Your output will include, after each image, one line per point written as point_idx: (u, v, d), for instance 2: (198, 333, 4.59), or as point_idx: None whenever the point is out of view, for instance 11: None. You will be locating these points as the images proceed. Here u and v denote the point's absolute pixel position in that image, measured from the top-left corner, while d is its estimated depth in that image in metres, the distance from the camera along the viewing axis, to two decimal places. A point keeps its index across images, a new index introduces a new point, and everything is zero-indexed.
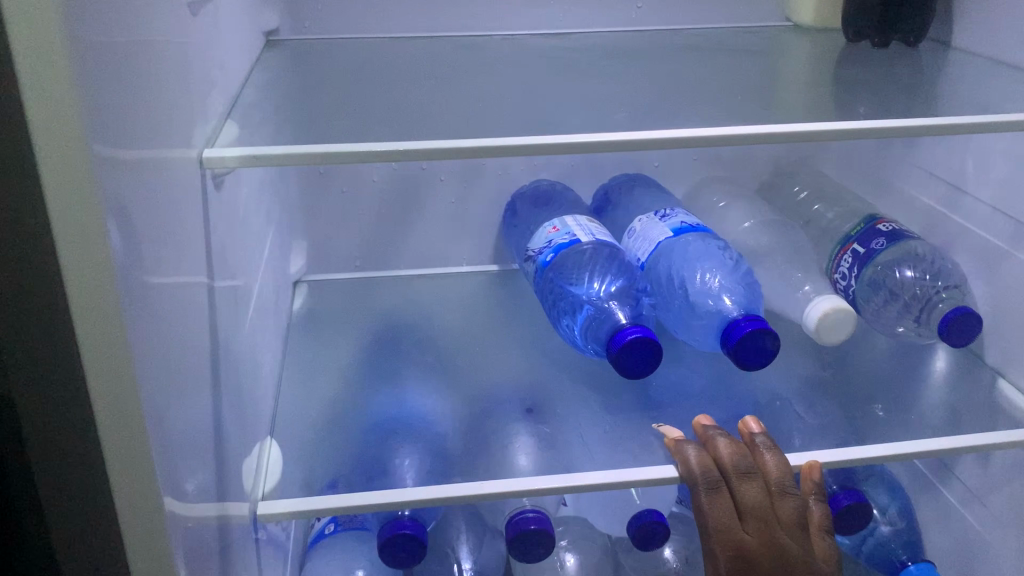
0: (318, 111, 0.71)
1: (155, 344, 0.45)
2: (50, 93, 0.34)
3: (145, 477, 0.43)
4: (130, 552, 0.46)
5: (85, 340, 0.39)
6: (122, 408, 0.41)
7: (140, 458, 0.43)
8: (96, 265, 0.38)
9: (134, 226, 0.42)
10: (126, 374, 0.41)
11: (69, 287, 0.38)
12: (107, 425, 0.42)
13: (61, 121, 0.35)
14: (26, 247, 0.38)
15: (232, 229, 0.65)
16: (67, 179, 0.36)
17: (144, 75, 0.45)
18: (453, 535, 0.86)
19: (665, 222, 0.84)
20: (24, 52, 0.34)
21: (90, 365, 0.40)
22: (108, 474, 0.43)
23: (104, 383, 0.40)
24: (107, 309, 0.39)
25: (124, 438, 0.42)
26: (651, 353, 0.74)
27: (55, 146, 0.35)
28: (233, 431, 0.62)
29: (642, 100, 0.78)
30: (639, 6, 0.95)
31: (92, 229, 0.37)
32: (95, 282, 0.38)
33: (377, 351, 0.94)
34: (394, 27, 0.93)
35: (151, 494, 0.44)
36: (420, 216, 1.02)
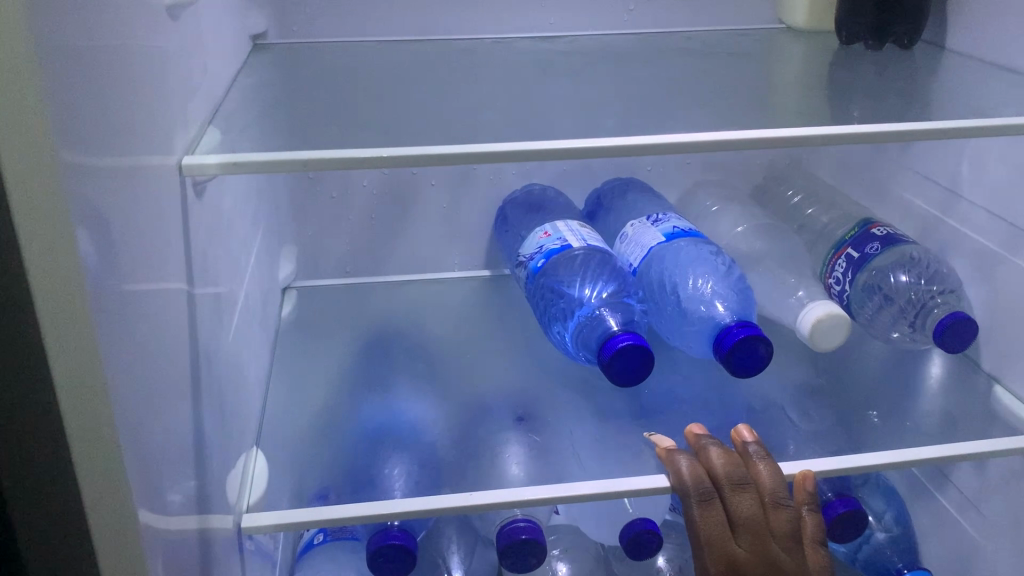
0: (303, 117, 0.70)
1: (131, 356, 0.44)
2: (14, 97, 0.33)
3: (119, 494, 0.42)
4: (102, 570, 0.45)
5: (55, 354, 0.38)
6: (94, 423, 0.40)
7: (115, 474, 0.42)
8: (67, 275, 0.37)
9: (107, 234, 0.41)
10: (98, 387, 0.40)
11: (38, 299, 0.37)
12: (80, 441, 0.40)
13: (27, 126, 0.34)
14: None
15: (215, 236, 0.64)
16: (34, 186, 0.35)
17: (118, 80, 0.44)
18: (443, 544, 0.85)
19: (657, 226, 0.83)
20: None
21: (62, 378, 0.39)
22: (81, 493, 0.42)
23: (73, 397, 0.39)
24: (76, 319, 0.38)
25: (95, 455, 0.41)
26: (643, 360, 0.73)
27: (22, 155, 0.34)
28: (216, 441, 0.61)
29: (634, 103, 0.77)
30: (630, 9, 0.94)
31: (61, 238, 0.36)
32: (66, 291, 0.37)
33: (366, 358, 0.93)
34: (383, 30, 0.92)
35: (126, 511, 0.43)
36: (410, 220, 1.01)
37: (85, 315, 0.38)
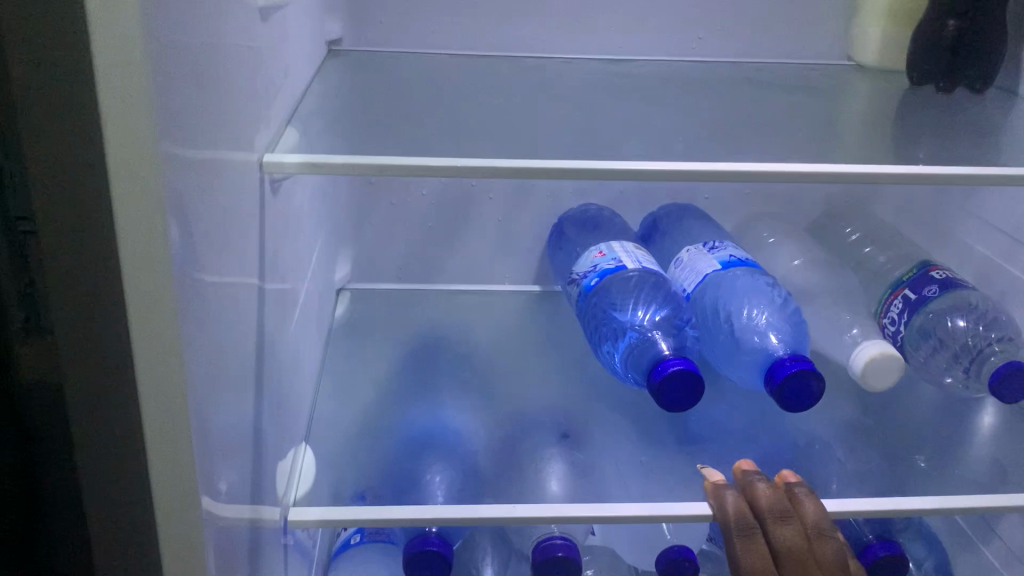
0: (377, 124, 0.72)
1: (203, 347, 0.45)
2: (127, 92, 0.34)
3: (186, 490, 0.44)
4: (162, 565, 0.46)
5: (142, 350, 0.39)
6: (171, 413, 0.42)
7: (184, 465, 0.43)
8: (161, 276, 0.38)
9: (189, 228, 0.42)
10: (173, 385, 0.41)
11: (127, 300, 0.38)
12: (151, 421, 0.41)
13: (131, 121, 0.35)
14: (83, 261, 0.37)
15: (285, 233, 0.65)
16: (136, 179, 0.36)
17: (213, 79, 0.45)
18: (478, 555, 0.85)
19: (713, 254, 0.84)
20: (102, 53, 0.33)
21: (145, 377, 0.40)
22: (151, 492, 0.43)
23: (146, 381, 0.40)
24: (155, 301, 0.39)
25: (171, 450, 0.42)
26: (693, 386, 0.73)
27: (118, 139, 0.35)
28: (271, 433, 0.62)
29: (700, 131, 0.78)
30: (698, 37, 0.95)
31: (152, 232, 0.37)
32: (159, 295, 0.38)
33: (414, 364, 0.94)
34: (455, 43, 0.93)
35: (189, 504, 0.44)
36: (466, 231, 1.02)
37: (172, 316, 0.39)
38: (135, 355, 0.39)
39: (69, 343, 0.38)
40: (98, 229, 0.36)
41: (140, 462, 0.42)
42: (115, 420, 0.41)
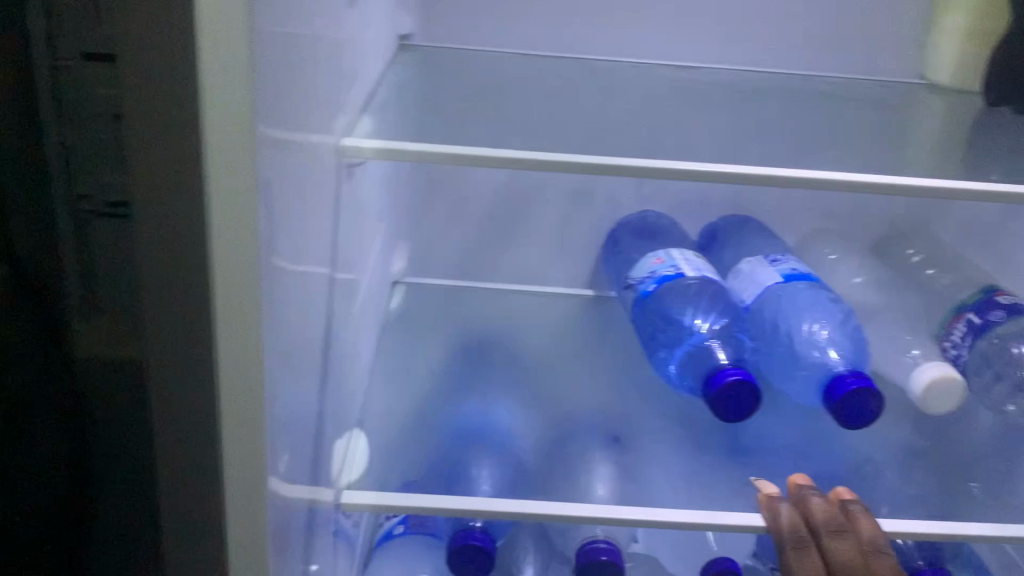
0: (449, 118, 0.72)
1: (280, 324, 0.45)
2: (229, 70, 0.34)
3: (255, 479, 0.43)
4: (228, 551, 0.45)
5: (224, 332, 0.39)
6: (246, 404, 0.41)
7: (255, 455, 0.43)
8: (248, 257, 0.38)
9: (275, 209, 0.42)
10: (251, 376, 0.40)
11: (214, 281, 0.38)
12: (227, 408, 0.41)
13: (229, 100, 0.34)
14: (177, 238, 0.37)
15: (354, 219, 0.66)
16: (232, 157, 0.35)
17: (304, 59, 0.46)
18: (520, 553, 0.85)
19: (774, 267, 0.83)
20: (208, 28, 0.33)
21: (224, 359, 0.40)
22: (222, 476, 0.43)
23: (227, 366, 0.40)
24: (241, 287, 0.38)
25: (243, 437, 0.42)
26: (750, 397, 0.72)
27: (218, 119, 0.35)
28: (330, 416, 0.62)
29: (768, 141, 0.77)
30: (768, 49, 0.94)
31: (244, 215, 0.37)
32: (243, 277, 0.38)
33: (465, 360, 0.94)
34: (524, 43, 0.94)
35: (258, 493, 0.44)
36: (523, 231, 1.02)
37: (256, 300, 0.39)
38: (217, 336, 0.39)
39: (155, 322, 0.38)
40: (188, 206, 0.36)
41: (214, 446, 0.42)
42: (193, 402, 0.41)
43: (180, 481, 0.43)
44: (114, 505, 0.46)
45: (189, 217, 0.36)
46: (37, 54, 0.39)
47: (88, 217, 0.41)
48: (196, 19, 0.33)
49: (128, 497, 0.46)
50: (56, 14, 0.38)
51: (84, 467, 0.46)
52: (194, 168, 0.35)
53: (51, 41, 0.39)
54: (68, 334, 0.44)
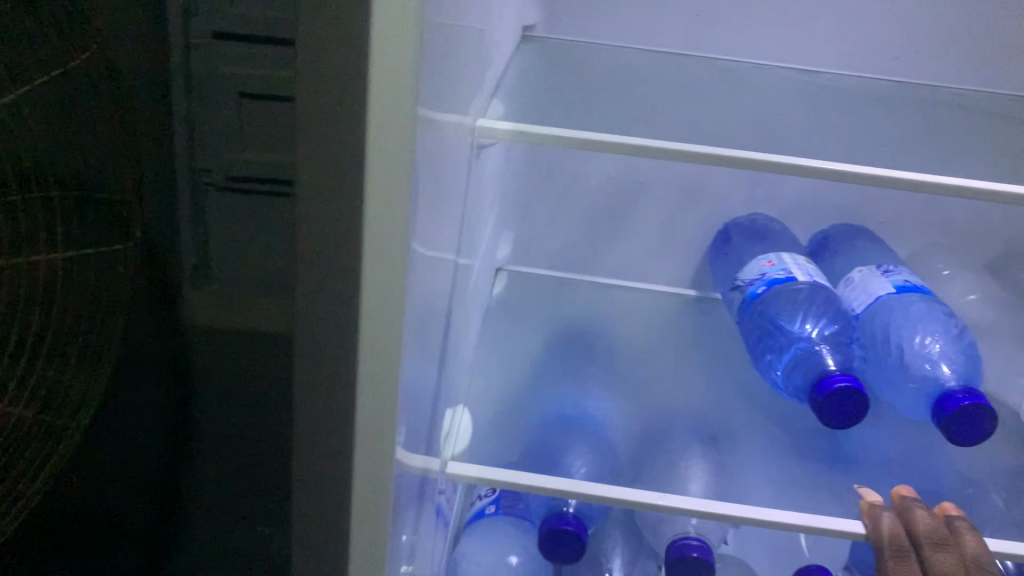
0: (572, 109, 0.74)
1: (420, 293, 0.47)
2: (397, 51, 0.33)
3: (382, 465, 0.43)
4: (351, 532, 0.46)
5: (367, 317, 0.38)
6: (382, 402, 0.41)
7: (387, 449, 0.42)
8: (399, 243, 0.37)
9: (422, 188, 0.41)
10: (390, 378, 0.40)
11: (362, 277, 0.37)
12: (364, 402, 0.41)
13: (395, 87, 0.33)
14: (330, 230, 0.37)
15: (477, 201, 0.68)
16: (392, 140, 0.34)
17: (457, 38, 0.48)
18: (608, 545, 0.86)
19: (887, 277, 0.81)
20: (379, 9, 0.32)
21: (365, 344, 0.39)
22: (352, 458, 0.43)
23: (367, 363, 0.40)
24: (391, 286, 0.38)
25: (376, 424, 0.41)
26: (858, 405, 0.72)
27: (383, 117, 0.34)
28: (444, 388, 0.64)
29: (893, 147, 0.76)
30: (894, 57, 0.92)
31: (399, 216, 0.36)
32: (392, 265, 0.37)
33: (564, 349, 0.95)
34: (644, 40, 0.95)
35: (384, 478, 0.43)
36: (628, 227, 1.03)
37: (403, 298, 0.38)
38: (361, 322, 0.39)
39: (309, 301, 0.39)
40: (351, 195, 0.36)
41: (347, 434, 0.42)
42: (333, 384, 0.41)
43: (315, 451, 0.44)
44: (209, 472, 0.51)
45: (347, 201, 0.36)
46: (175, 38, 0.39)
47: (207, 194, 0.43)
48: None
49: (223, 468, 0.50)
50: (193, 12, 0.38)
51: (184, 438, 0.51)
52: (352, 162, 0.35)
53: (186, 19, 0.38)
54: (179, 316, 0.48)
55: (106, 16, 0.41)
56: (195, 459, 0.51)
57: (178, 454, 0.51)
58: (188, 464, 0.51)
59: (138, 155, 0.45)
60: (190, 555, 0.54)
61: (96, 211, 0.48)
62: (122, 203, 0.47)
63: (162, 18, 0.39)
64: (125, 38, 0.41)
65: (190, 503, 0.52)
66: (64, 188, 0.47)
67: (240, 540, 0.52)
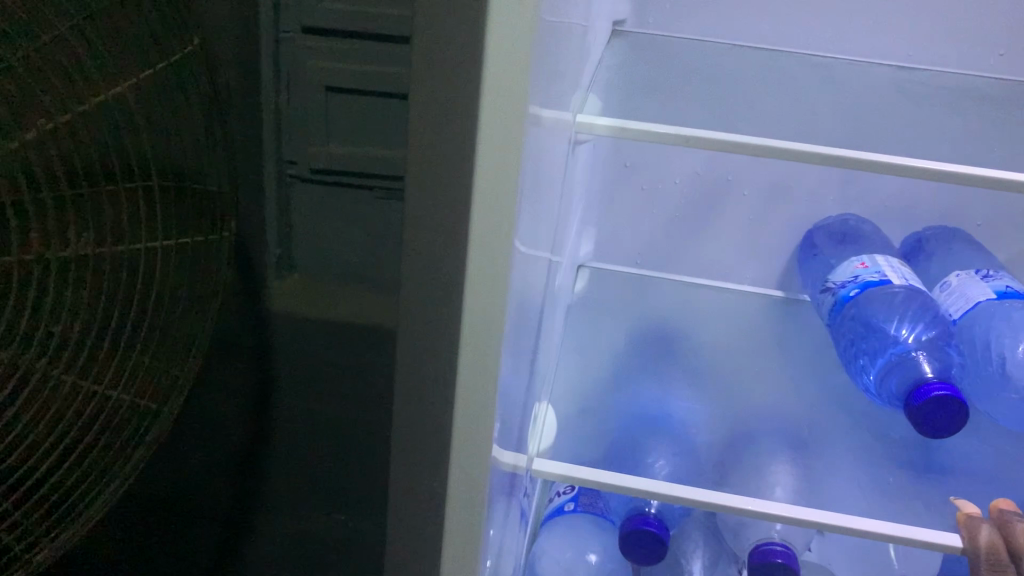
0: (665, 105, 0.73)
1: (521, 290, 0.47)
2: (514, 53, 0.32)
3: (479, 461, 0.43)
4: (443, 525, 0.46)
5: (469, 316, 0.38)
6: (480, 403, 0.41)
7: (482, 448, 0.43)
8: (504, 241, 0.36)
9: (529, 189, 0.40)
10: (490, 379, 0.40)
11: (466, 279, 0.37)
12: (463, 402, 0.41)
13: (510, 92, 0.33)
14: (437, 228, 0.37)
15: (569, 196, 0.67)
16: (501, 140, 0.34)
17: (563, 32, 0.48)
18: (689, 547, 0.85)
19: (987, 282, 0.79)
20: (495, 16, 0.31)
21: (467, 340, 0.39)
22: (449, 455, 0.43)
23: (468, 364, 0.40)
24: (495, 289, 0.37)
25: (474, 419, 0.41)
26: (957, 415, 0.69)
27: (496, 123, 0.34)
28: (533, 384, 0.64)
29: (1001, 147, 0.73)
30: (999, 54, 0.88)
31: (505, 221, 0.36)
32: (497, 266, 0.37)
33: (646, 348, 0.95)
34: (735, 35, 0.93)
35: (480, 474, 0.44)
36: (712, 226, 1.01)
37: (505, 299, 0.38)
38: (463, 320, 0.38)
39: (413, 298, 0.40)
40: (457, 194, 0.36)
41: (445, 432, 0.42)
42: (434, 379, 0.41)
43: (415, 442, 0.45)
44: (283, 455, 0.52)
45: (451, 197, 0.36)
46: (265, 29, 0.40)
47: (292, 186, 0.43)
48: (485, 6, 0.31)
49: (297, 452, 0.52)
50: (285, 6, 0.38)
51: (263, 421, 0.52)
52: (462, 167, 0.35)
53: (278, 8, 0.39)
54: (262, 302, 0.48)
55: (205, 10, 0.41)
56: (274, 442, 0.52)
57: (258, 437, 0.52)
58: (266, 446, 0.52)
59: (227, 149, 0.45)
60: (270, 536, 0.55)
61: (185, 205, 0.48)
62: (207, 198, 0.47)
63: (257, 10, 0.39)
64: (223, 33, 0.42)
65: (260, 484, 0.54)
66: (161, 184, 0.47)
67: (311, 522, 0.53)
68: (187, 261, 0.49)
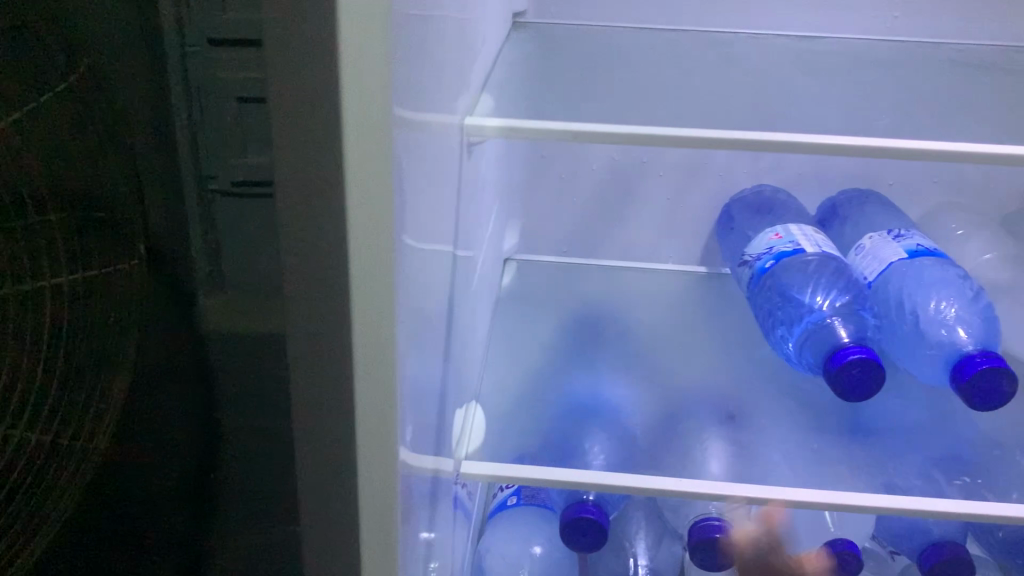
0: (564, 97, 0.73)
1: (413, 309, 0.46)
2: (369, 50, 0.35)
3: (388, 458, 0.44)
4: (360, 523, 0.47)
5: (359, 305, 0.40)
6: (381, 387, 0.42)
7: (388, 434, 0.44)
8: (383, 236, 0.39)
9: (407, 196, 0.42)
10: (387, 361, 0.42)
11: (351, 267, 0.39)
12: (364, 389, 0.42)
13: (370, 79, 0.35)
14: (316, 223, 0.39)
15: (473, 199, 0.67)
16: (368, 134, 0.37)
17: (435, 40, 0.47)
18: (632, 529, 0.86)
19: (898, 242, 0.79)
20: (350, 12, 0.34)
21: (361, 334, 0.41)
22: (356, 448, 0.44)
23: (363, 351, 0.41)
24: (382, 272, 0.39)
25: (376, 411, 0.43)
26: (874, 377, 0.70)
27: (362, 112, 0.36)
28: (452, 392, 0.64)
29: (894, 112, 0.75)
30: (895, 15, 0.90)
31: (383, 206, 0.38)
32: (378, 259, 0.39)
33: (577, 335, 0.95)
34: (636, 18, 0.94)
35: (389, 470, 0.45)
36: (633, 208, 1.02)
37: (391, 284, 0.40)
38: (354, 313, 0.40)
39: (300, 295, 0.41)
40: (332, 194, 0.38)
41: (350, 423, 0.44)
42: (331, 381, 0.43)
43: (318, 454, 0.45)
44: (234, 481, 0.50)
45: (326, 199, 0.38)
46: (170, 45, 0.40)
47: (215, 202, 0.43)
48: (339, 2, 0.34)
49: (249, 471, 0.49)
50: (185, 19, 0.39)
51: (209, 444, 0.50)
52: (333, 155, 0.37)
53: (180, 26, 0.39)
54: (195, 322, 0.47)
55: (93, 32, 0.41)
56: (221, 465, 0.50)
57: (205, 460, 0.50)
58: (214, 471, 0.50)
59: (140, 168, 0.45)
60: (229, 563, 0.53)
61: (104, 226, 0.47)
62: (127, 222, 0.47)
63: (154, 24, 0.39)
64: (118, 47, 0.42)
65: (215, 511, 0.52)
66: (76, 212, 0.48)
67: (268, 543, 0.51)
68: (115, 281, 0.49)
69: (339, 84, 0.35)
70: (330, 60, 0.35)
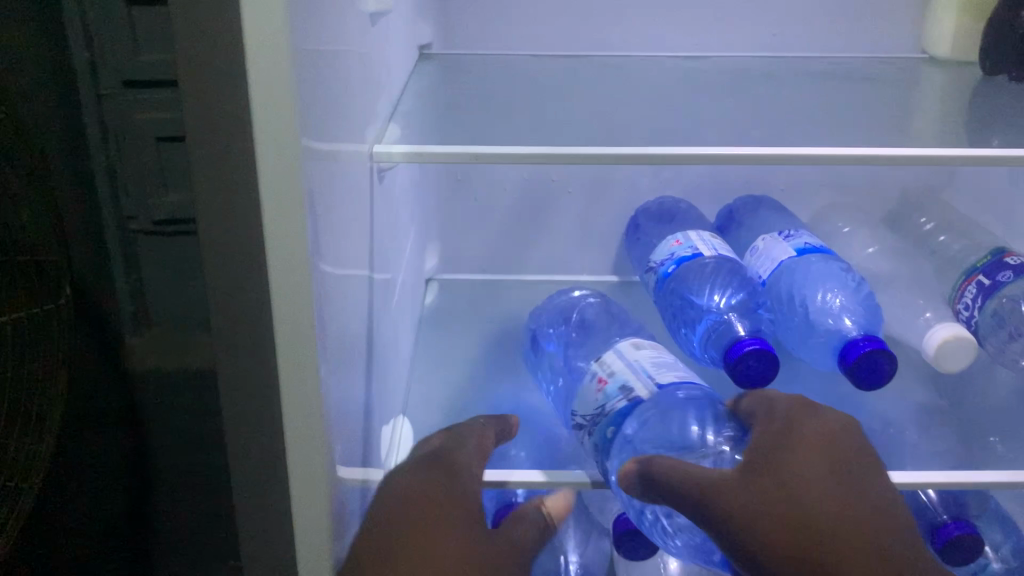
0: (469, 121, 0.79)
1: (331, 326, 0.50)
2: (274, 82, 0.39)
3: (315, 456, 0.48)
4: (294, 518, 0.50)
5: (278, 314, 0.44)
6: (302, 388, 0.46)
7: (312, 431, 0.47)
8: (296, 247, 0.42)
9: (321, 213, 0.47)
10: (308, 362, 0.45)
11: (271, 278, 0.43)
12: (288, 391, 0.46)
13: (278, 107, 0.39)
14: (230, 238, 0.42)
15: (389, 220, 0.72)
16: (276, 156, 0.41)
17: (340, 76, 0.52)
18: (562, 528, 0.90)
19: (788, 241, 0.86)
20: (252, 45, 0.38)
21: (282, 341, 0.45)
22: (285, 446, 0.48)
23: (286, 355, 0.45)
24: (296, 280, 0.43)
25: (301, 413, 0.47)
26: (768, 364, 0.76)
27: (270, 133, 0.40)
28: (377, 403, 0.68)
29: (770, 121, 0.82)
30: (774, 34, 1.00)
31: (293, 220, 0.42)
32: (295, 268, 0.43)
33: (498, 347, 1.00)
34: (538, 46, 1.01)
35: (316, 466, 0.49)
36: (545, 223, 1.08)
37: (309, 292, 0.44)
38: (276, 320, 0.44)
39: (221, 309, 0.44)
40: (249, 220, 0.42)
41: (278, 425, 0.47)
42: (258, 388, 0.46)
43: (250, 461, 0.49)
44: (164, 452, 0.63)
45: (244, 220, 0.42)
46: (86, 90, 0.56)
47: (136, 238, 0.59)
48: (245, 38, 0.38)
49: (174, 437, 0.63)
50: (101, 67, 0.55)
51: (138, 428, 0.64)
52: (247, 175, 0.41)
53: (96, 78, 0.55)
54: (116, 332, 0.62)
55: (30, 116, 0.58)
56: (150, 443, 0.63)
57: (137, 444, 0.64)
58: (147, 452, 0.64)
59: (65, 216, 0.60)
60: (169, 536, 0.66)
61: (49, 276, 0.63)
62: (54, 265, 0.62)
63: (77, 118, 0.57)
64: (47, 128, 0.58)
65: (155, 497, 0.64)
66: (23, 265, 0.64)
67: (198, 508, 0.64)
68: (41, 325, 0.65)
69: (247, 115, 0.39)
70: (239, 88, 0.39)
